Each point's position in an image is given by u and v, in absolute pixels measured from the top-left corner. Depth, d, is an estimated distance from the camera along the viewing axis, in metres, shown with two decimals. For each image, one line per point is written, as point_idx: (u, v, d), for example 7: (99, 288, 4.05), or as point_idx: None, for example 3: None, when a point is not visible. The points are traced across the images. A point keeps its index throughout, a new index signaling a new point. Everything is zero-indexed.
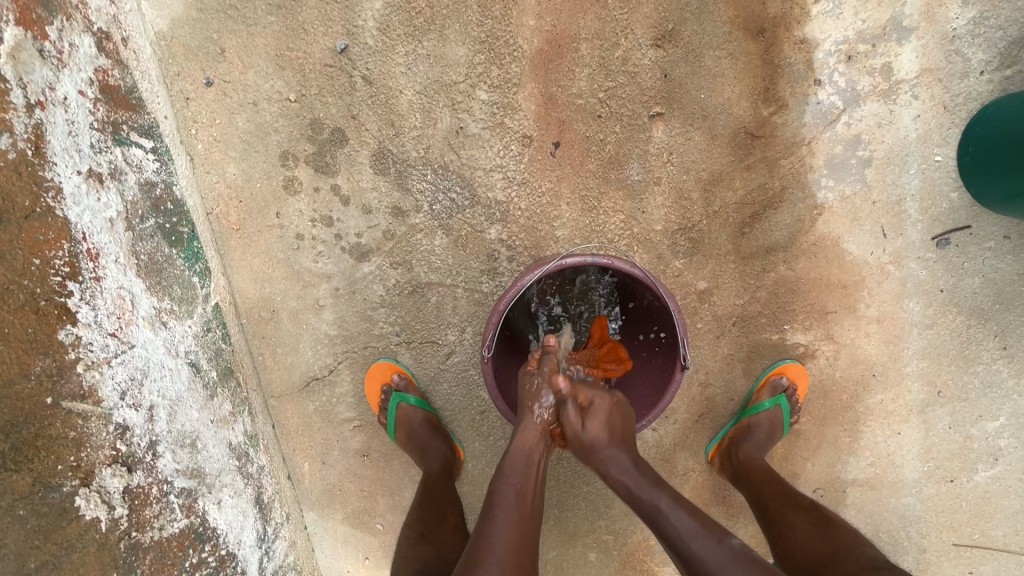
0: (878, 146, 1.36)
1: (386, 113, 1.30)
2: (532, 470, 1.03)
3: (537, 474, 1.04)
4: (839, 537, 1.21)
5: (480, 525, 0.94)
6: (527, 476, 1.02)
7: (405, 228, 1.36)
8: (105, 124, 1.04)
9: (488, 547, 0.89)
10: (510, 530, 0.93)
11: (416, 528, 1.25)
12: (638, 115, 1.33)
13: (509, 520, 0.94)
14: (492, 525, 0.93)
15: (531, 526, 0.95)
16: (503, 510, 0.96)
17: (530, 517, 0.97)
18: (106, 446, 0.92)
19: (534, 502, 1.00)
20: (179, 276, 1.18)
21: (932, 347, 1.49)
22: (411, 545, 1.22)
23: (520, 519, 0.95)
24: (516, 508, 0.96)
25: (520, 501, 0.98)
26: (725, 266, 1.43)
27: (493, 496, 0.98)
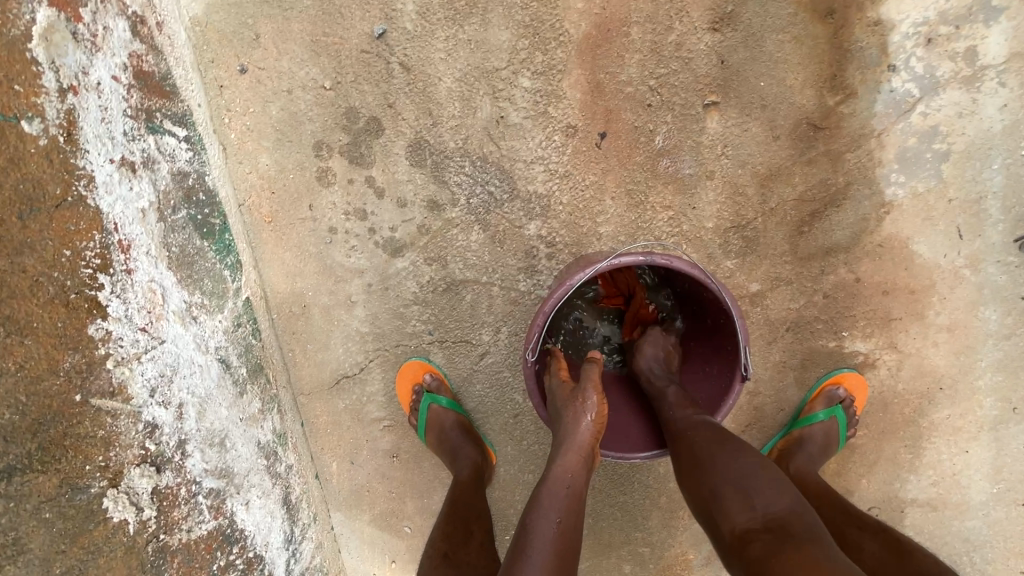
0: (958, 139, 1.24)
1: (424, 102, 1.24)
2: (572, 502, 0.93)
3: (575, 505, 0.93)
4: (913, 563, 1.10)
5: (512, 566, 0.83)
6: (565, 507, 0.91)
7: (441, 222, 1.30)
8: (138, 111, 1.01)
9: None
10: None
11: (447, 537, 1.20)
12: (691, 104, 1.24)
13: (545, 564, 0.83)
14: (525, 571, 0.82)
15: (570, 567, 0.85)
16: (540, 549, 0.85)
17: (569, 554, 0.86)
18: (135, 445, 0.88)
19: (574, 535, 0.89)
20: (210, 269, 1.15)
21: (1008, 359, 1.37)
22: (434, 566, 1.15)
23: (558, 558, 0.84)
24: (552, 545, 0.85)
25: (557, 536, 0.87)
26: (780, 267, 1.33)
27: (526, 531, 0.88)
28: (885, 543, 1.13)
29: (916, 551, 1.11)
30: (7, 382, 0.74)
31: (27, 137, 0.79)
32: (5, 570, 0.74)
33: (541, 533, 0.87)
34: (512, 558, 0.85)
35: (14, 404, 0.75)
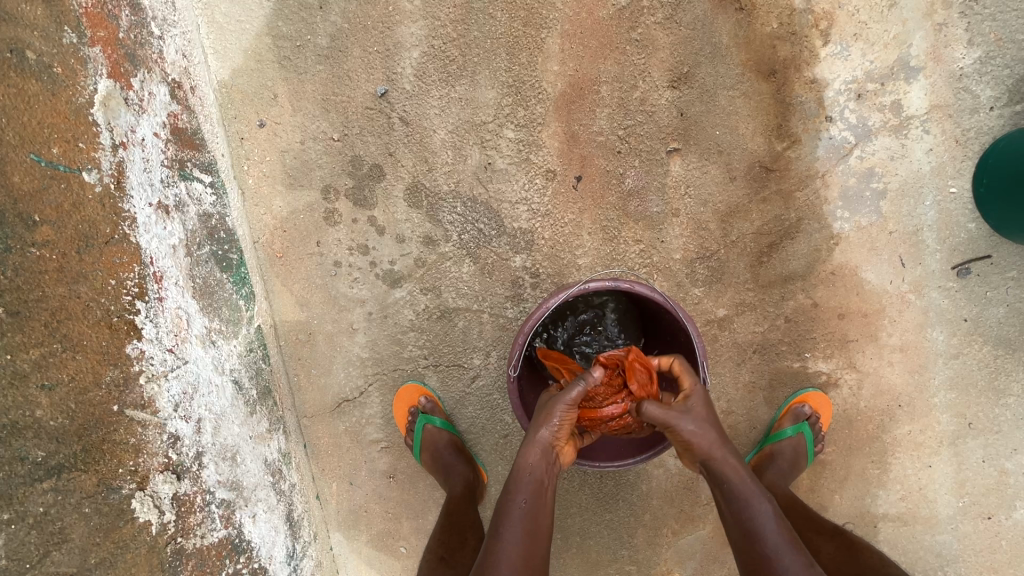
0: (892, 179, 1.40)
1: (421, 150, 1.41)
2: (539, 486, 1.04)
3: (546, 492, 1.04)
4: (865, 563, 1.21)
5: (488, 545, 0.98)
6: (533, 493, 1.03)
7: (436, 255, 1.44)
8: (173, 161, 1.16)
9: (494, 567, 0.94)
10: (516, 554, 0.96)
11: (438, 549, 1.28)
12: (656, 150, 1.40)
13: (515, 546, 0.97)
14: (499, 547, 0.97)
15: (537, 542, 0.99)
16: (510, 530, 0.98)
17: (539, 533, 1.00)
18: (160, 454, 0.99)
19: (543, 518, 1.02)
20: (228, 299, 1.28)
21: (958, 377, 1.48)
22: (431, 569, 1.25)
23: (526, 539, 0.98)
24: (523, 526, 0.99)
25: (528, 524, 1.00)
26: (744, 294, 1.47)
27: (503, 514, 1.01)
28: (841, 544, 1.26)
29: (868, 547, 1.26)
30: (61, 390, 0.85)
31: (87, 184, 0.92)
32: (52, 558, 0.82)
33: (514, 517, 1.00)
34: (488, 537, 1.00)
35: (65, 409, 0.85)
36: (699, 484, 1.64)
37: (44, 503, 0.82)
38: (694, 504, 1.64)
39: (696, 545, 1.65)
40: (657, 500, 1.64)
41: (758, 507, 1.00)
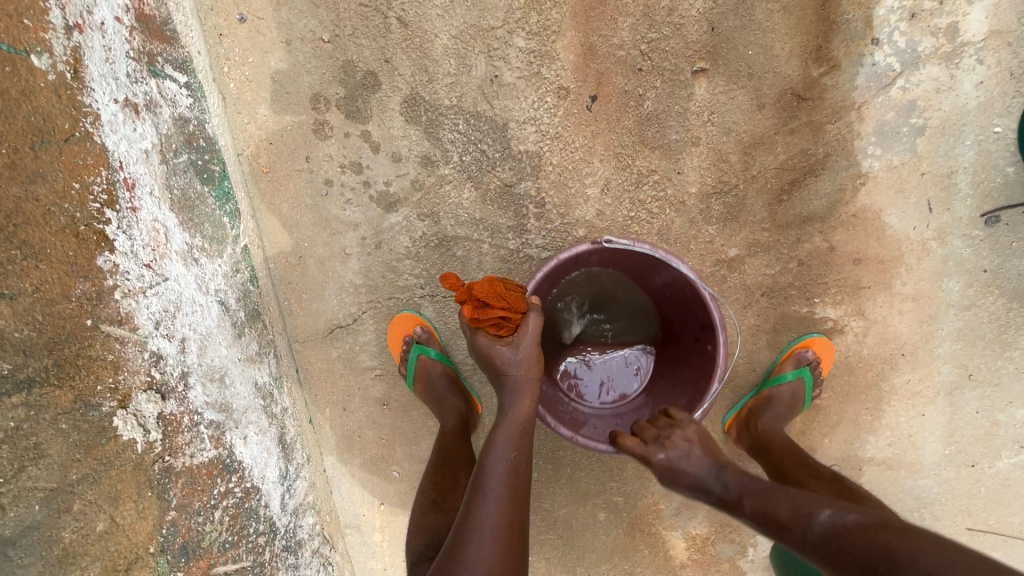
0: (934, 114, 1.28)
1: (420, 58, 1.26)
2: (525, 439, 1.15)
3: (524, 443, 1.14)
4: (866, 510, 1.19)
5: (471, 501, 1.06)
6: (518, 443, 1.14)
7: (435, 178, 1.35)
8: (140, 53, 1.03)
9: (475, 522, 1.01)
10: (497, 507, 1.04)
11: (430, 494, 1.30)
12: (680, 70, 1.27)
13: (499, 496, 1.05)
14: (480, 506, 1.04)
15: (517, 498, 1.07)
16: (493, 487, 1.07)
17: (516, 486, 1.09)
18: (142, 371, 0.94)
19: (523, 473, 1.11)
20: (210, 215, 1.19)
21: (967, 328, 1.45)
22: (423, 513, 1.28)
23: (508, 492, 1.07)
24: (505, 486, 1.07)
25: (506, 477, 1.08)
26: (759, 234, 1.39)
27: (483, 472, 1.09)
28: (839, 490, 1.19)
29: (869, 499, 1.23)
30: (25, 301, 0.78)
31: (37, 71, 0.81)
32: (28, 473, 0.78)
33: (494, 474, 1.08)
34: (472, 497, 1.07)
35: (32, 319, 0.79)
36: None
37: (15, 417, 0.77)
38: None
39: None
40: None
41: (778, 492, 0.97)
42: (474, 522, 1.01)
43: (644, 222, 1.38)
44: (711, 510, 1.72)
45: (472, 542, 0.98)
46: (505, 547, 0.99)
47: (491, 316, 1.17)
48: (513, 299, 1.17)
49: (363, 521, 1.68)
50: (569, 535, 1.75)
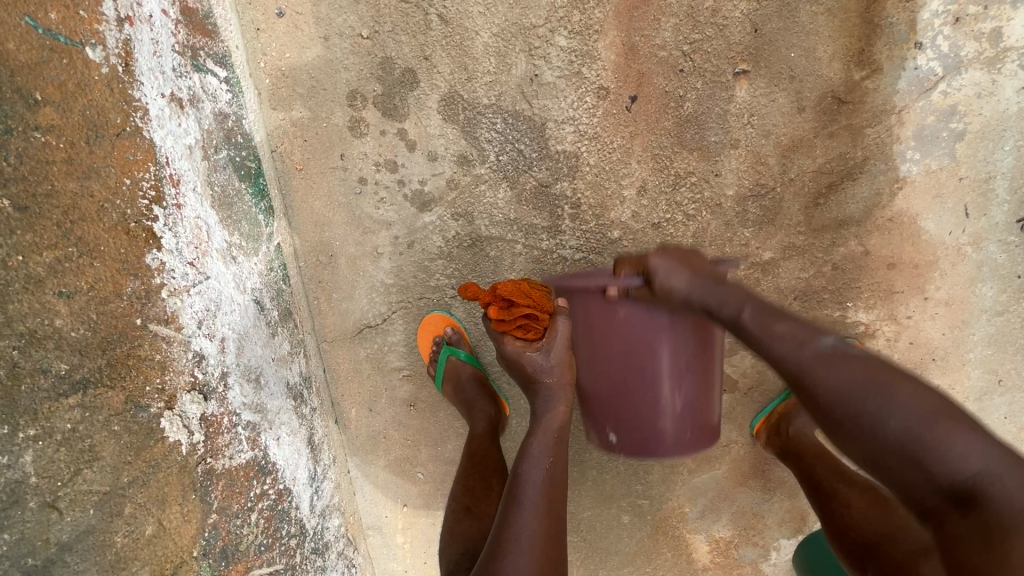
0: (975, 119, 1.28)
1: (459, 55, 1.24)
2: (559, 448, 1.19)
3: (559, 451, 1.19)
4: (898, 517, 1.23)
5: (508, 511, 1.10)
6: (553, 453, 1.18)
7: (470, 177, 1.33)
8: (185, 48, 1.01)
9: (514, 532, 1.05)
10: (535, 518, 1.08)
11: (462, 500, 1.30)
12: (722, 71, 1.26)
13: (535, 506, 1.10)
14: (518, 516, 1.08)
15: (552, 506, 1.11)
16: (530, 497, 1.11)
17: (551, 496, 1.13)
18: (186, 372, 0.92)
19: (558, 482, 1.16)
20: (247, 213, 1.17)
21: (999, 334, 1.46)
22: (457, 521, 1.28)
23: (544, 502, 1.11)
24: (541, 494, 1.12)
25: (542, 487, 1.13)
26: (794, 237, 1.39)
27: (518, 482, 1.13)
28: (872, 500, 1.27)
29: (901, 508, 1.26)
30: (81, 299, 0.77)
31: (91, 63, 0.79)
32: (83, 476, 0.77)
33: (530, 484, 1.12)
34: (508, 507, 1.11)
35: (86, 320, 0.78)
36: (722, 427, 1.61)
37: (71, 419, 0.77)
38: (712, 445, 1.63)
39: (709, 484, 1.69)
40: None
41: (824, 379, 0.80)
42: (512, 529, 1.05)
43: (680, 224, 1.36)
44: (736, 513, 1.73)
45: (512, 551, 1.01)
46: (544, 556, 1.03)
47: (518, 316, 1.16)
48: (542, 298, 1.17)
49: (386, 522, 1.67)
50: (593, 537, 1.75)
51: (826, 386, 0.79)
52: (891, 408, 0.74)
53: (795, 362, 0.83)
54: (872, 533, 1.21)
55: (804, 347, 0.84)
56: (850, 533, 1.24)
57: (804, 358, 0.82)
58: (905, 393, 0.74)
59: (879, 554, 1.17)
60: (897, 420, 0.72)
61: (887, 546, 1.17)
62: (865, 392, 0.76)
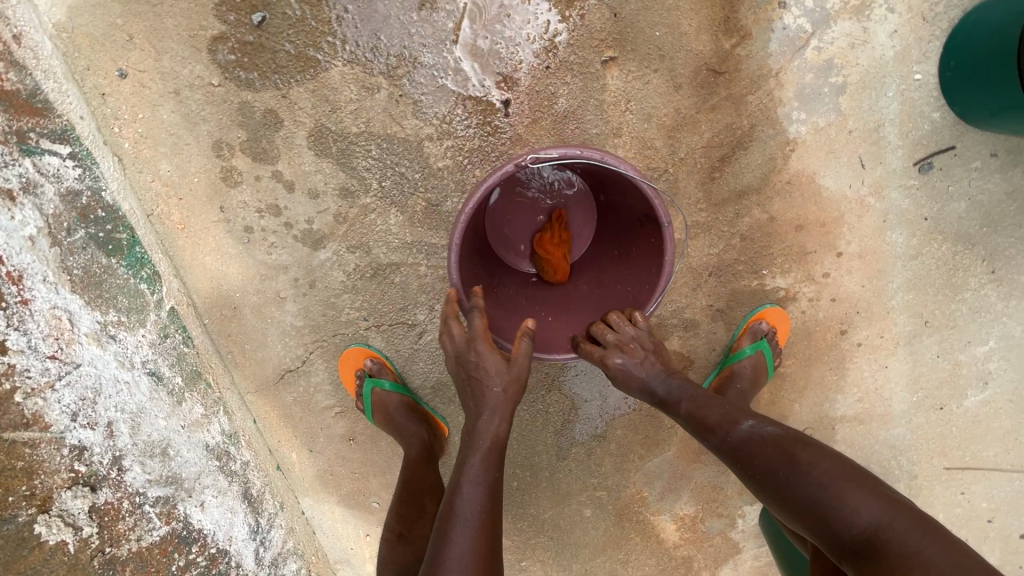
0: (853, 70, 1.26)
1: (318, 89, 1.20)
2: (496, 454, 1.09)
3: (496, 462, 1.08)
4: None
5: (443, 535, 0.99)
6: (487, 461, 1.08)
7: (357, 209, 1.30)
8: (5, 136, 1.12)
9: (448, 557, 0.96)
10: (471, 538, 0.99)
11: (397, 527, 1.29)
12: (590, 62, 1.22)
13: (472, 526, 1.00)
14: (453, 537, 0.98)
15: (490, 519, 1.02)
16: (466, 515, 1.01)
17: (491, 510, 1.04)
18: (63, 468, 1.19)
19: (495, 491, 1.06)
20: (123, 287, 1.25)
21: (916, 278, 1.46)
22: (391, 548, 1.28)
23: (481, 519, 1.02)
24: (477, 512, 1.02)
25: (479, 501, 1.03)
26: (696, 215, 1.37)
27: (457, 503, 1.02)
28: None
29: None
30: None
31: None
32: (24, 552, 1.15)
33: (467, 502, 1.02)
34: (443, 529, 1.01)
35: None
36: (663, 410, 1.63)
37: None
38: (658, 429, 1.65)
39: (663, 466, 1.70)
40: (621, 428, 1.64)
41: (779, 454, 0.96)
42: (450, 554, 0.96)
43: None
44: (696, 488, 1.74)
45: None
46: None
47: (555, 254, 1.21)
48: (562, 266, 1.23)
49: (354, 556, 1.61)
50: (560, 534, 1.76)
51: (799, 494, 0.90)
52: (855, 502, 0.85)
53: (760, 466, 0.96)
54: None
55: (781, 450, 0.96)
56: None
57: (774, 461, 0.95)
58: (845, 472, 0.90)
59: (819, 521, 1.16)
60: (869, 511, 0.84)
61: None
62: (832, 495, 0.87)
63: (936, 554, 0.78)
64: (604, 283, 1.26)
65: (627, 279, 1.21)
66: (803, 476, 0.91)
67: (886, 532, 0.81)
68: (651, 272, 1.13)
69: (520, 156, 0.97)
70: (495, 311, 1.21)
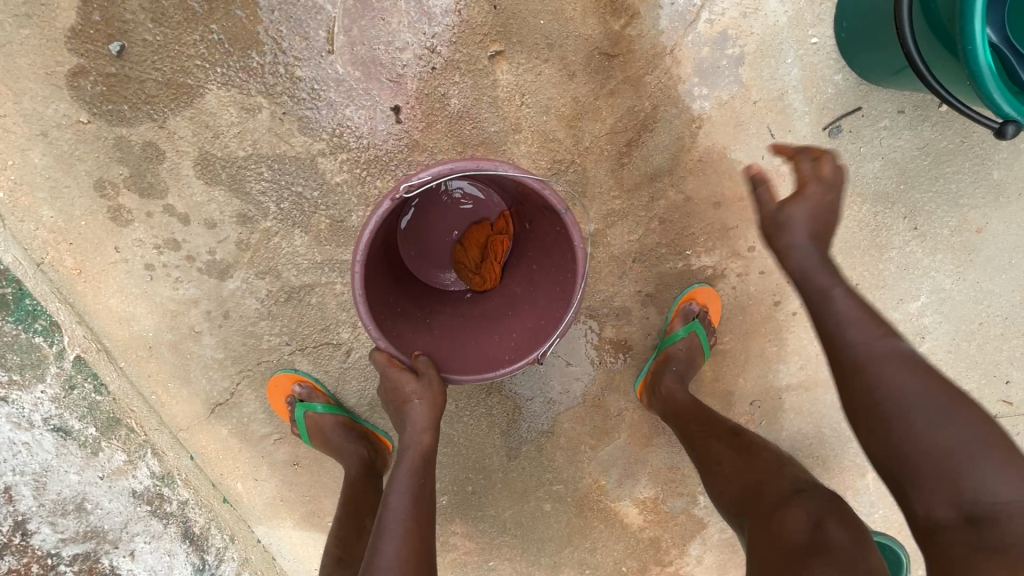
0: (748, 40, 1.25)
1: (196, 115, 1.16)
2: (425, 462, 1.09)
3: (425, 470, 1.09)
4: (762, 461, 1.13)
5: (372, 546, 0.97)
6: (414, 470, 1.08)
7: (259, 234, 1.26)
8: None
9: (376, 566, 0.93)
10: (399, 543, 0.96)
11: (336, 551, 1.23)
12: (476, 59, 1.19)
13: (400, 531, 0.98)
14: (381, 545, 0.96)
15: (421, 526, 1.01)
16: (394, 524, 0.99)
17: (421, 516, 1.02)
18: None
19: (424, 498, 1.05)
20: (11, 346, 1.25)
21: (842, 242, 1.43)
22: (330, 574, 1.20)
23: (411, 525, 1.00)
24: (406, 518, 1.00)
25: (406, 509, 1.02)
26: (610, 203, 1.34)
27: (383, 514, 1.01)
28: (738, 447, 1.19)
29: (765, 449, 1.18)
30: None
31: None
32: None
33: (394, 510, 1.01)
34: (372, 541, 0.98)
35: None
36: (608, 400, 1.60)
37: None
38: (606, 418, 1.62)
39: (616, 453, 1.68)
40: (568, 422, 1.62)
41: (884, 346, 0.89)
42: (379, 563, 0.93)
43: None
44: (653, 472, 1.71)
45: None
46: None
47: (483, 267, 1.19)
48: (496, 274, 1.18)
49: None
50: (524, 531, 1.75)
51: (886, 399, 0.85)
52: (940, 420, 0.81)
53: (854, 351, 0.90)
54: (741, 486, 1.11)
55: (880, 340, 0.90)
56: (728, 493, 1.13)
57: (872, 351, 0.89)
58: (947, 400, 0.83)
59: (752, 507, 1.06)
60: (928, 430, 0.81)
61: (759, 497, 1.06)
62: (906, 409, 0.83)
63: (992, 492, 0.76)
64: (532, 279, 1.13)
65: (550, 268, 1.10)
66: (882, 379, 0.87)
67: (945, 455, 0.79)
68: (564, 258, 1.02)
69: (389, 190, 0.88)
70: (439, 345, 1.11)
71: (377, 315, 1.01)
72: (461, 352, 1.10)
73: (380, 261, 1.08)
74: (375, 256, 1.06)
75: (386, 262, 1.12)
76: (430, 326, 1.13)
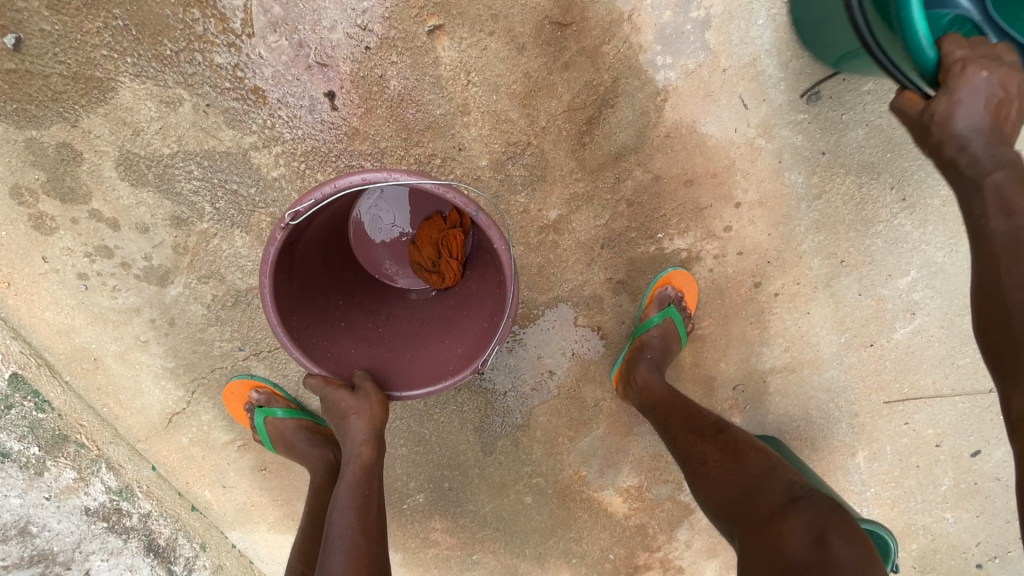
0: (713, 0, 1.16)
1: (111, 111, 1.08)
2: (370, 475, 1.03)
3: (371, 482, 1.02)
4: (751, 463, 1.05)
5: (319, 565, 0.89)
6: (359, 483, 1.01)
7: (196, 236, 1.18)
8: None
9: None
10: (348, 558, 0.89)
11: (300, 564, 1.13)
12: (413, 35, 1.10)
13: (348, 546, 0.91)
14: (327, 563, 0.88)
15: (371, 539, 0.94)
16: (340, 540, 0.92)
17: (371, 529, 0.95)
18: None
19: (373, 510, 0.98)
20: None
21: (825, 218, 1.33)
22: None
23: (359, 540, 0.92)
24: (354, 533, 0.93)
25: (353, 523, 0.94)
26: (573, 186, 1.25)
27: (328, 530, 0.94)
28: (725, 446, 1.10)
29: (754, 448, 1.09)
30: None
31: None
32: None
33: (339, 525, 0.94)
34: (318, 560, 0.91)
35: None
36: (583, 390, 1.53)
37: None
38: (583, 408, 1.55)
39: (596, 444, 1.61)
40: (543, 415, 1.56)
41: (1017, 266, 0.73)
42: None
43: None
44: (635, 460, 1.63)
45: None
46: None
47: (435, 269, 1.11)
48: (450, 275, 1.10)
49: None
50: (506, 526, 1.68)
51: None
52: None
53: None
54: (730, 491, 1.02)
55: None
56: (715, 497, 1.04)
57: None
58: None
59: (741, 516, 0.97)
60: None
61: (749, 503, 0.98)
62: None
63: None
64: (484, 274, 1.06)
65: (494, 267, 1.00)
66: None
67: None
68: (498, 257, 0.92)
69: (278, 220, 0.81)
70: (390, 358, 1.06)
71: (310, 340, 0.97)
72: (413, 363, 1.04)
73: (315, 280, 1.03)
74: (308, 277, 1.01)
75: (328, 277, 1.07)
76: (381, 338, 1.08)
